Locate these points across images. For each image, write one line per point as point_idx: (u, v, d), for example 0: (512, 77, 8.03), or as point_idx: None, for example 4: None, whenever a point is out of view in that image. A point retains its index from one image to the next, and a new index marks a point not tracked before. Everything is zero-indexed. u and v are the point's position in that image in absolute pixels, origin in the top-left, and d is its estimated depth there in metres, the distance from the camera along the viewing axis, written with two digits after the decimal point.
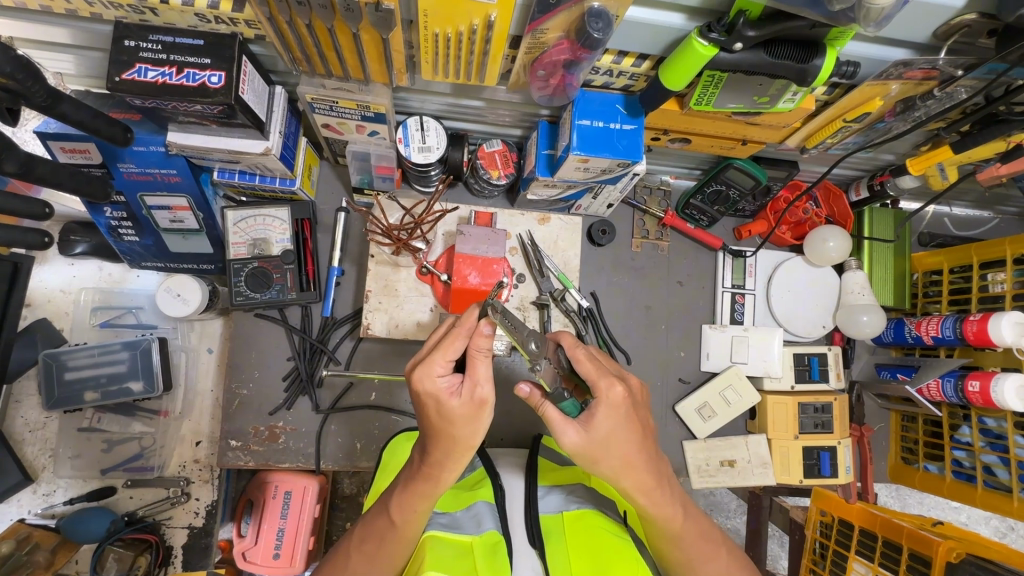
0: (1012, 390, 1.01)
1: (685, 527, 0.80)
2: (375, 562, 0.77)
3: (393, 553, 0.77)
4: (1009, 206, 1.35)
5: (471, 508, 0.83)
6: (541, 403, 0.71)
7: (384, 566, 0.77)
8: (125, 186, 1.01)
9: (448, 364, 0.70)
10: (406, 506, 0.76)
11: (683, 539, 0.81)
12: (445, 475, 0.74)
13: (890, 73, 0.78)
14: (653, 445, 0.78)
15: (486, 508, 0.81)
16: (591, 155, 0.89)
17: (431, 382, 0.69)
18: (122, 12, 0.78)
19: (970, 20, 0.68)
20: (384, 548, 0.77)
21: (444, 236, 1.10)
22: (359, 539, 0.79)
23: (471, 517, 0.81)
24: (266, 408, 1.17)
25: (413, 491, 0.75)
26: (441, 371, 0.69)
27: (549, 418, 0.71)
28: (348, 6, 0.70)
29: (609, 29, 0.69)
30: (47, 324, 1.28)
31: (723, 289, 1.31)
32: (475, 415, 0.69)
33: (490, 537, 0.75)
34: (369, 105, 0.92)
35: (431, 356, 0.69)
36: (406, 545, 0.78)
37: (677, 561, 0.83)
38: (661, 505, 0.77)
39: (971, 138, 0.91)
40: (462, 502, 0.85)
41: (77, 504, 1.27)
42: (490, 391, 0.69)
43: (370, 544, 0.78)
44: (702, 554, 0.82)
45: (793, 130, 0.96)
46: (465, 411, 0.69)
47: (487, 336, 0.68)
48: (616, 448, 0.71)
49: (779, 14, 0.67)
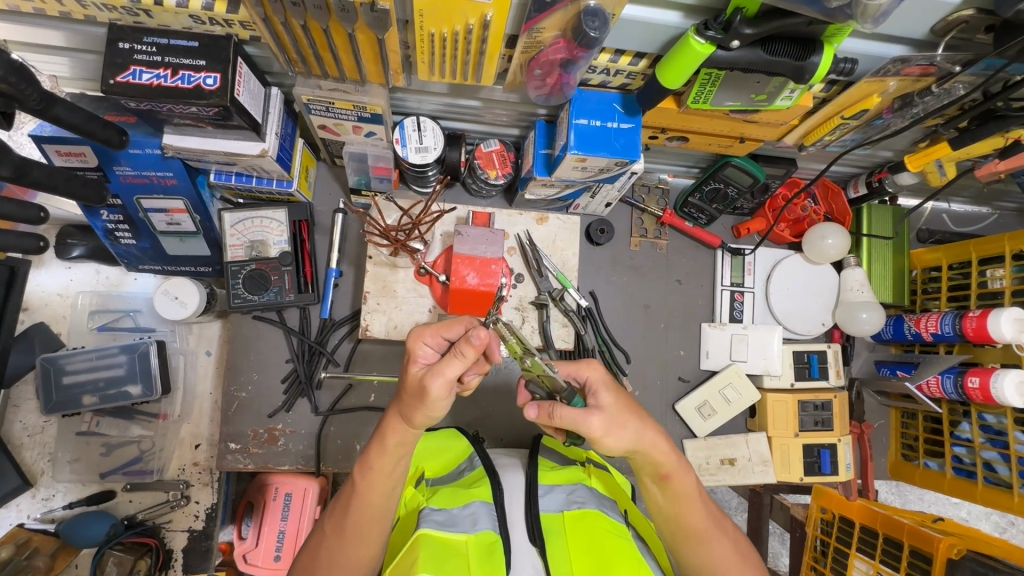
0: (1012, 387, 1.01)
1: (694, 505, 0.82)
2: (341, 526, 0.80)
3: (363, 525, 0.79)
4: (1006, 202, 1.35)
5: (467, 507, 0.81)
6: (552, 412, 0.71)
7: (359, 540, 0.79)
8: (122, 189, 1.01)
9: (436, 340, 0.73)
10: (366, 466, 0.79)
11: (692, 509, 0.82)
12: (397, 434, 0.77)
13: (888, 69, 0.78)
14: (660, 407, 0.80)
15: (484, 508, 0.80)
16: (588, 154, 0.89)
17: (415, 346, 0.72)
18: (115, 14, 0.77)
19: (968, 16, 0.67)
20: (351, 513, 0.79)
21: (442, 236, 1.09)
22: (332, 520, 0.81)
23: (467, 515, 0.79)
24: (265, 411, 1.17)
25: (372, 450, 0.79)
26: (429, 342, 0.73)
27: (566, 420, 0.70)
28: (344, 7, 0.69)
29: (605, 28, 0.69)
30: (44, 328, 1.27)
31: (722, 287, 1.30)
32: (420, 396, 0.70)
33: (485, 538, 0.75)
34: (366, 106, 0.92)
35: (428, 325, 0.73)
36: (376, 515, 0.79)
37: (689, 540, 0.83)
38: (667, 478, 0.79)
39: (969, 134, 0.90)
40: (458, 498, 0.83)
41: (76, 508, 1.26)
42: (438, 386, 0.68)
43: (339, 509, 0.81)
44: (711, 524, 0.83)
45: (791, 127, 0.96)
46: (414, 385, 0.70)
47: (469, 346, 0.66)
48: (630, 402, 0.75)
49: (774, 11, 0.66)
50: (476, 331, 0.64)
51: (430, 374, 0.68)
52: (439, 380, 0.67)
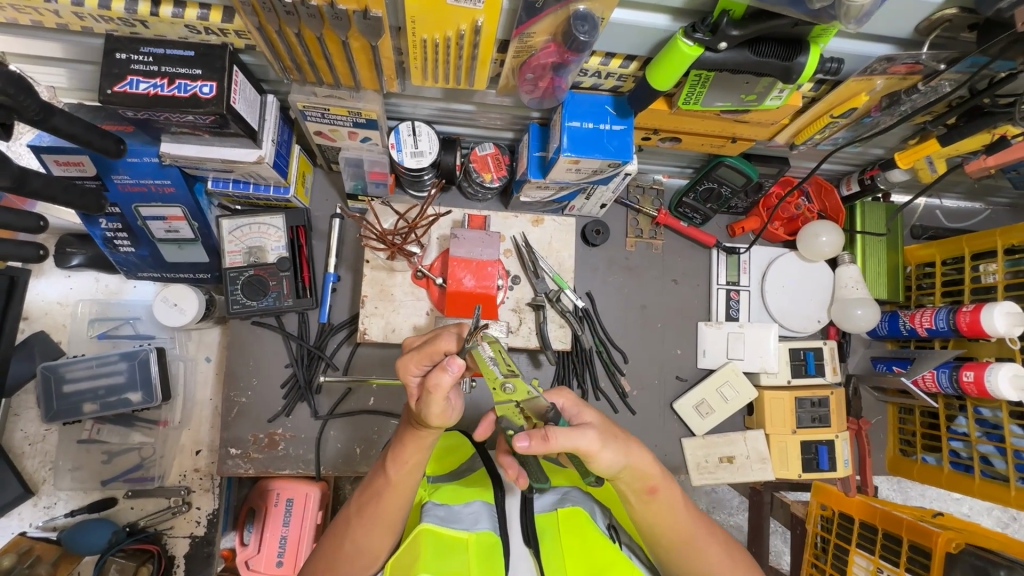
0: (1006, 381, 1.01)
1: (688, 536, 0.80)
2: (368, 514, 0.81)
3: (390, 514, 0.80)
4: (998, 197, 1.36)
5: (468, 505, 0.83)
6: (547, 431, 0.64)
7: (384, 526, 0.80)
8: (120, 197, 1.02)
9: (421, 367, 0.73)
10: (400, 460, 0.78)
11: (676, 527, 0.79)
12: (430, 434, 0.76)
13: (874, 68, 0.79)
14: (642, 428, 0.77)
15: (485, 508, 0.82)
16: (581, 156, 0.90)
17: (406, 377, 0.74)
18: (111, 25, 0.78)
19: (951, 15, 0.69)
20: (382, 501, 0.80)
21: (438, 240, 1.09)
22: (360, 509, 0.82)
23: (469, 513, 0.81)
24: (265, 416, 1.17)
25: (405, 444, 0.78)
26: (416, 371, 0.73)
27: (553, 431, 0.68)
28: (336, 15, 0.71)
29: (595, 32, 0.70)
30: (44, 337, 1.28)
31: (717, 285, 1.31)
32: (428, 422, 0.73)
33: (487, 537, 0.75)
34: (361, 112, 0.93)
35: (407, 358, 0.72)
36: (402, 504, 0.80)
37: (681, 550, 0.81)
38: (664, 506, 0.78)
39: (957, 130, 0.91)
40: (457, 496, 0.85)
41: (77, 516, 1.26)
42: (433, 414, 0.70)
43: (368, 496, 0.82)
44: (696, 536, 0.81)
45: (782, 126, 0.97)
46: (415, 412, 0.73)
47: (443, 373, 0.66)
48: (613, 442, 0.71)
49: (760, 13, 0.67)
50: (445, 363, 0.65)
51: (422, 409, 0.70)
52: (431, 411, 0.70)
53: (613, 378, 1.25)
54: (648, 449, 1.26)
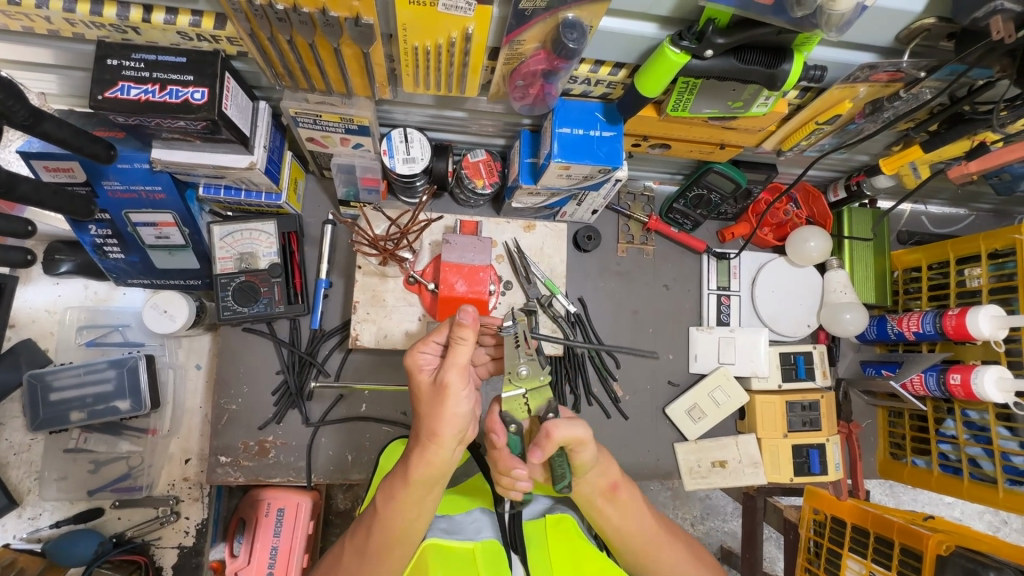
0: (991, 383, 1.02)
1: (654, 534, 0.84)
2: (364, 555, 0.75)
3: (381, 554, 0.75)
4: (982, 203, 1.38)
5: (470, 514, 0.85)
6: (549, 427, 0.72)
7: (373, 562, 0.75)
8: (110, 204, 1.01)
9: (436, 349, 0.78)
10: (390, 495, 0.75)
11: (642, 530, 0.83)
12: (430, 451, 0.72)
13: (857, 76, 0.80)
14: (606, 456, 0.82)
15: (485, 515, 0.84)
16: (571, 162, 0.91)
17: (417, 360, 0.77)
18: (103, 31, 0.78)
19: (929, 24, 0.70)
20: (371, 539, 0.75)
21: (430, 245, 1.10)
22: (353, 540, 0.78)
23: (470, 522, 0.83)
24: (256, 423, 1.17)
25: (395, 478, 0.76)
26: (427, 351, 0.78)
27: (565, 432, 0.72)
28: (328, 22, 0.71)
29: (583, 40, 0.71)
30: (30, 345, 1.26)
31: (708, 291, 1.32)
32: (439, 397, 0.71)
33: (492, 544, 0.76)
34: (352, 118, 0.93)
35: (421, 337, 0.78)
36: (395, 540, 0.75)
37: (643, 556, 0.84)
38: (622, 511, 0.82)
39: (939, 137, 0.92)
40: (460, 506, 0.87)
41: (63, 527, 1.24)
42: (453, 377, 0.71)
43: (360, 537, 0.77)
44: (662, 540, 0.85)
45: (768, 133, 0.99)
46: (431, 390, 0.73)
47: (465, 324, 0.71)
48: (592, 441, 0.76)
49: (746, 22, 0.69)
50: (462, 310, 0.70)
51: (444, 363, 0.72)
52: (452, 368, 0.71)
53: (605, 384, 1.26)
54: (641, 454, 1.26)
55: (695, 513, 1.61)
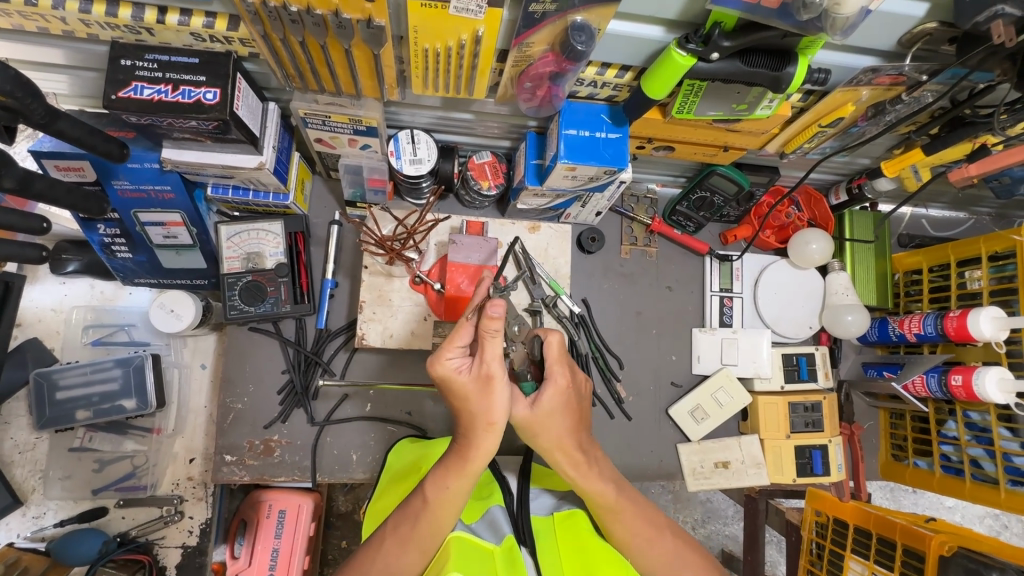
0: (993, 384, 1.03)
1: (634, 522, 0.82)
2: (409, 543, 0.75)
3: (424, 539, 0.76)
4: (982, 207, 1.40)
5: (486, 517, 0.84)
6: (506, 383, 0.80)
7: (417, 548, 0.76)
8: (120, 203, 1.03)
9: (458, 350, 0.72)
10: (441, 482, 0.76)
11: (624, 517, 0.81)
12: (484, 437, 0.74)
13: (860, 80, 0.82)
14: (587, 432, 0.83)
15: (501, 513, 0.84)
16: (578, 162, 0.92)
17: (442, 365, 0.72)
18: (117, 32, 0.79)
19: (931, 28, 0.72)
20: (419, 527, 0.76)
21: (436, 246, 1.11)
22: (393, 527, 0.77)
23: (487, 525, 0.82)
24: (261, 421, 1.17)
25: (447, 466, 0.76)
26: (451, 355, 0.72)
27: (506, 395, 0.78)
28: (341, 24, 0.72)
29: (592, 42, 0.72)
30: (36, 344, 1.27)
31: (711, 292, 1.33)
32: (488, 390, 0.71)
33: (508, 542, 0.77)
34: (361, 119, 0.94)
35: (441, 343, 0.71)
36: (439, 529, 0.76)
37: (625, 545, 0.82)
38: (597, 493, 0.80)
39: (939, 140, 0.94)
40: (477, 510, 0.86)
41: (67, 526, 1.24)
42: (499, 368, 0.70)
43: (405, 527, 0.76)
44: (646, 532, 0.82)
45: (772, 135, 1.01)
46: (475, 388, 0.71)
47: (495, 318, 0.67)
48: (551, 429, 0.76)
49: (751, 25, 0.70)
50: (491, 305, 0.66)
51: (485, 358, 0.70)
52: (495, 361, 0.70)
53: (609, 384, 1.26)
54: (644, 454, 1.27)
55: (696, 516, 1.61)
